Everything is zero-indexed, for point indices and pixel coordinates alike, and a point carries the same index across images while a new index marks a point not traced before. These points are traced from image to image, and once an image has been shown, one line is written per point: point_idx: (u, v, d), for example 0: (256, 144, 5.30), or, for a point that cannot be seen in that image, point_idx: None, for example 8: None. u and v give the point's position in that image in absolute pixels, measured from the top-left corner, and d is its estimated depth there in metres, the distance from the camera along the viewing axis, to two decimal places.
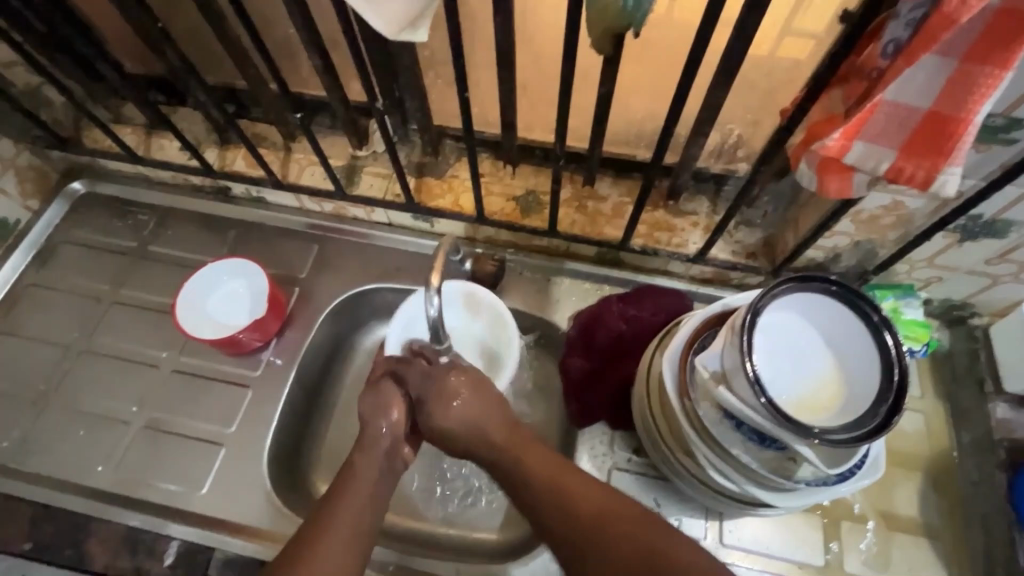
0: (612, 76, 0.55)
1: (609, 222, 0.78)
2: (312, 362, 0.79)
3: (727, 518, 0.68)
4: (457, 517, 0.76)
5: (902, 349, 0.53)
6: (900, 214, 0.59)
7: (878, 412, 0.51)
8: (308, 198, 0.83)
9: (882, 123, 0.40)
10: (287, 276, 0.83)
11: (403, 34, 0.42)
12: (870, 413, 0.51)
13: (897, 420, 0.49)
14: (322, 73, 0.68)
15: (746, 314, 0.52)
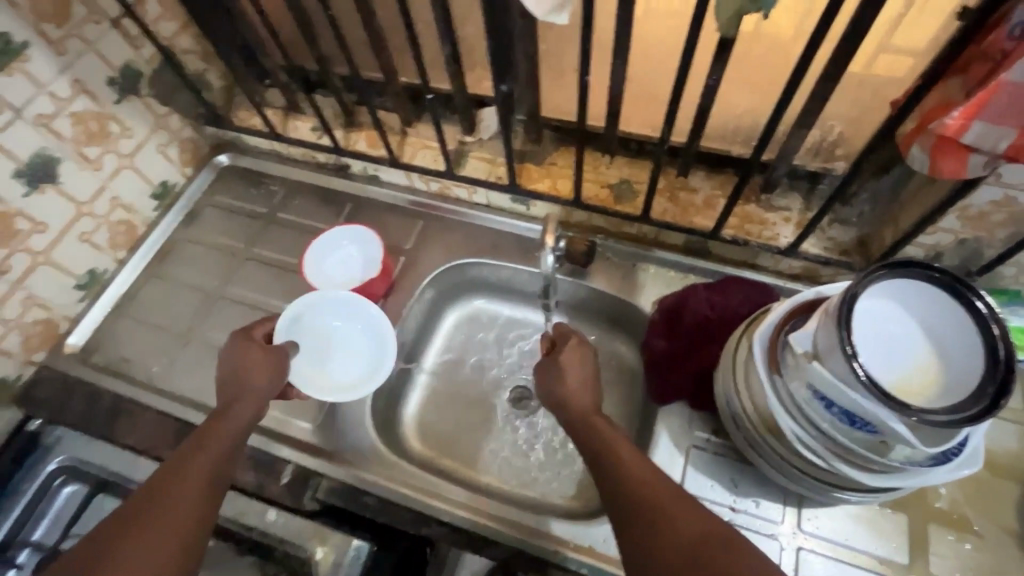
0: (724, 65, 0.60)
1: (699, 213, 0.81)
2: (411, 323, 0.88)
3: (807, 506, 0.68)
4: (536, 479, 0.81)
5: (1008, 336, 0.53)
6: (1012, 211, 0.59)
7: (983, 397, 0.51)
8: (418, 176, 0.92)
9: (1004, 103, 0.42)
10: (394, 246, 0.92)
11: (549, 16, 0.49)
12: (973, 398, 0.51)
13: (1001, 405, 0.50)
14: (449, 62, 0.76)
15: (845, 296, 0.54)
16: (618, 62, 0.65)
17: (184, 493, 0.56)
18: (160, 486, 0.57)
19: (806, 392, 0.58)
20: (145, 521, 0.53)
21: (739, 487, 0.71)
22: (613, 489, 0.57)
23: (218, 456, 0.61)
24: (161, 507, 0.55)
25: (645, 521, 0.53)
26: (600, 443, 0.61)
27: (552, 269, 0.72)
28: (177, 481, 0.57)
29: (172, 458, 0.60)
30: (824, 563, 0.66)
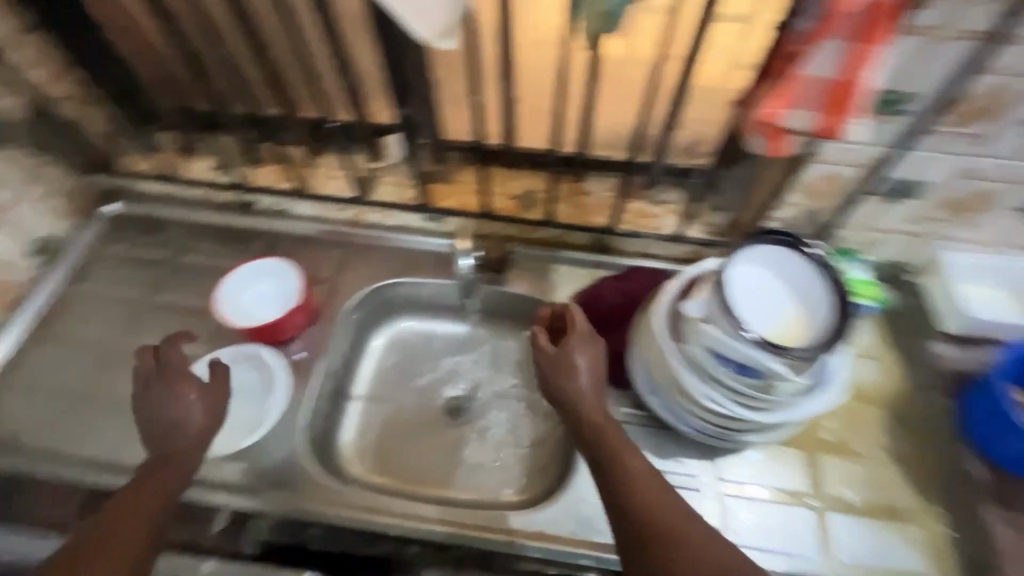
0: (597, 80, 0.69)
1: (597, 212, 0.90)
2: (336, 351, 0.87)
3: (721, 456, 0.77)
4: (481, 482, 0.83)
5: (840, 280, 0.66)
6: (835, 182, 0.73)
7: (833, 329, 0.63)
8: (330, 205, 0.95)
9: (805, 91, 0.53)
10: (312, 276, 0.92)
11: (438, 41, 0.54)
12: (827, 331, 0.63)
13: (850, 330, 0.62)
14: None
15: None
16: None
17: (130, 521, 0.59)
18: (112, 520, 0.59)
19: (704, 353, 0.66)
20: (103, 546, 0.56)
21: (663, 450, 0.77)
22: (624, 508, 0.58)
23: (164, 483, 0.62)
24: (116, 533, 0.58)
25: (661, 556, 0.54)
26: (616, 471, 0.60)
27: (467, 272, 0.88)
28: (124, 516, 0.59)
29: (122, 489, 0.62)
30: (743, 503, 0.74)
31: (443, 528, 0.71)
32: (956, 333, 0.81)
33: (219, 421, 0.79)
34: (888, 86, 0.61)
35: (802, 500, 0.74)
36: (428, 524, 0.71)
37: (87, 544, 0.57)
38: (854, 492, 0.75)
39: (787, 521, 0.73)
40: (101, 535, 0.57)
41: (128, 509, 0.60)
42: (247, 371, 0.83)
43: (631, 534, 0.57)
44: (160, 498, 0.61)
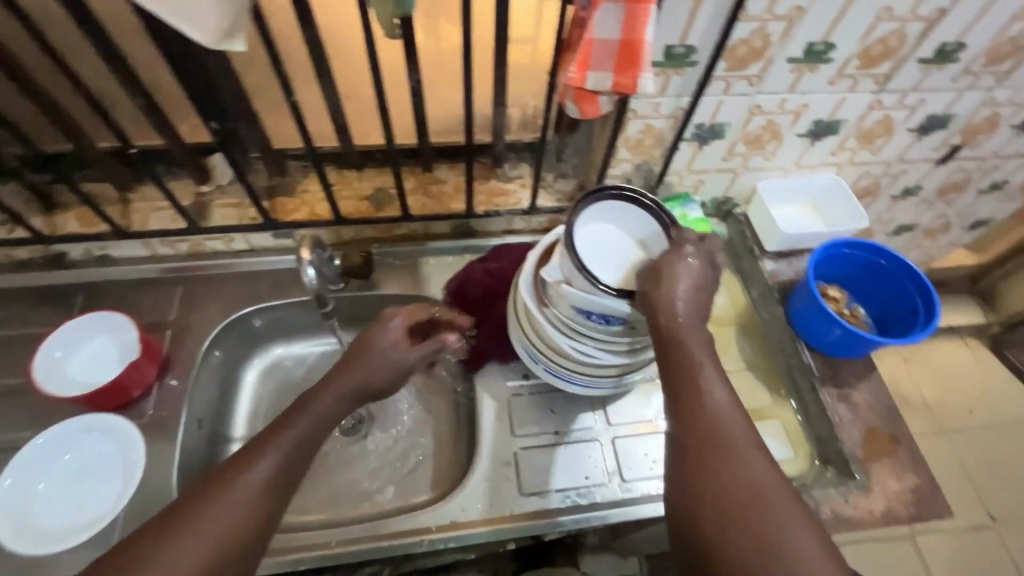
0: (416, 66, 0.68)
1: (453, 198, 0.90)
2: (200, 395, 0.80)
3: (608, 403, 0.82)
4: (389, 490, 0.81)
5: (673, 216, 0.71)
6: (654, 134, 0.80)
7: None
8: (159, 241, 0.84)
9: (599, 55, 0.56)
10: (155, 321, 0.83)
11: (222, 42, 0.50)
12: None
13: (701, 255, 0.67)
14: (150, 113, 0.71)
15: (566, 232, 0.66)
16: (323, 80, 0.70)
17: (237, 490, 0.51)
18: (211, 485, 0.51)
19: (569, 311, 0.70)
20: (200, 513, 0.49)
21: (557, 412, 0.81)
22: (669, 372, 0.59)
23: (311, 438, 0.57)
24: (207, 501, 0.50)
25: (696, 406, 0.56)
26: (680, 350, 0.59)
27: (315, 282, 0.71)
28: (236, 476, 0.52)
29: (258, 441, 0.55)
30: (634, 441, 0.79)
31: (350, 548, 0.69)
32: (778, 250, 0.93)
33: (73, 502, 0.69)
34: (674, 41, 0.67)
35: None
36: (335, 548, 0.68)
37: (204, 489, 0.51)
38: None
39: None
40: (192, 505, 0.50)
41: (252, 473, 0.52)
42: (96, 441, 0.72)
43: (672, 388, 0.59)
44: (266, 476, 0.53)
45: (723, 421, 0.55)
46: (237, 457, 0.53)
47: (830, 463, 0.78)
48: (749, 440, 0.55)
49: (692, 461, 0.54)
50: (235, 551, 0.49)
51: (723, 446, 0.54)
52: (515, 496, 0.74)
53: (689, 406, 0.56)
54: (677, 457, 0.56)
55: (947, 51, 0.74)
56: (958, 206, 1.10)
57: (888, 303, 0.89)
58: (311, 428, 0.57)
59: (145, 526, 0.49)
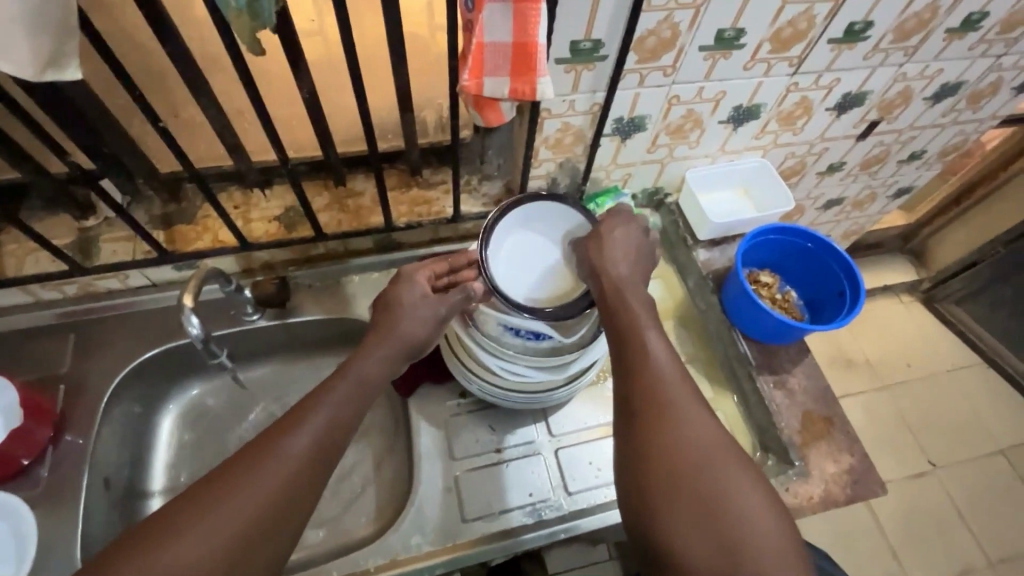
0: (304, 79, 0.62)
1: (372, 211, 0.85)
2: (107, 453, 0.73)
3: (550, 413, 0.79)
4: (329, 527, 0.78)
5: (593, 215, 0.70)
6: (573, 131, 0.76)
7: None
8: (41, 286, 0.75)
9: (492, 60, 0.52)
10: (48, 376, 0.75)
11: (48, 73, 0.42)
12: None
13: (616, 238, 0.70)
14: (1, 149, 0.63)
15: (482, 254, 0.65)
16: (201, 98, 0.63)
17: (280, 461, 0.48)
18: (246, 458, 0.49)
19: (493, 332, 0.67)
20: (236, 485, 0.47)
21: (497, 429, 0.78)
22: (621, 344, 0.57)
23: (342, 410, 0.54)
24: (241, 475, 0.47)
25: (645, 368, 0.54)
26: (629, 317, 0.58)
27: (202, 332, 0.65)
28: (270, 450, 0.49)
29: (282, 422, 0.52)
30: (578, 450, 0.77)
31: None
32: (711, 238, 0.92)
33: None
34: (578, 36, 0.63)
35: None
36: None
37: (239, 458, 0.49)
38: None
39: None
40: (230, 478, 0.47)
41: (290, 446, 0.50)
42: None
43: (620, 364, 0.56)
44: (304, 448, 0.50)
45: (668, 391, 0.53)
46: (286, 426, 0.51)
47: (770, 452, 0.79)
48: (694, 411, 0.52)
49: (645, 422, 0.52)
50: (267, 528, 0.46)
51: (667, 410, 0.52)
52: (457, 523, 0.71)
53: (636, 381, 0.54)
54: (627, 432, 0.53)
55: (856, 31, 0.73)
56: (882, 176, 1.12)
57: (816, 285, 0.91)
58: (339, 403, 0.54)
59: (167, 506, 0.46)
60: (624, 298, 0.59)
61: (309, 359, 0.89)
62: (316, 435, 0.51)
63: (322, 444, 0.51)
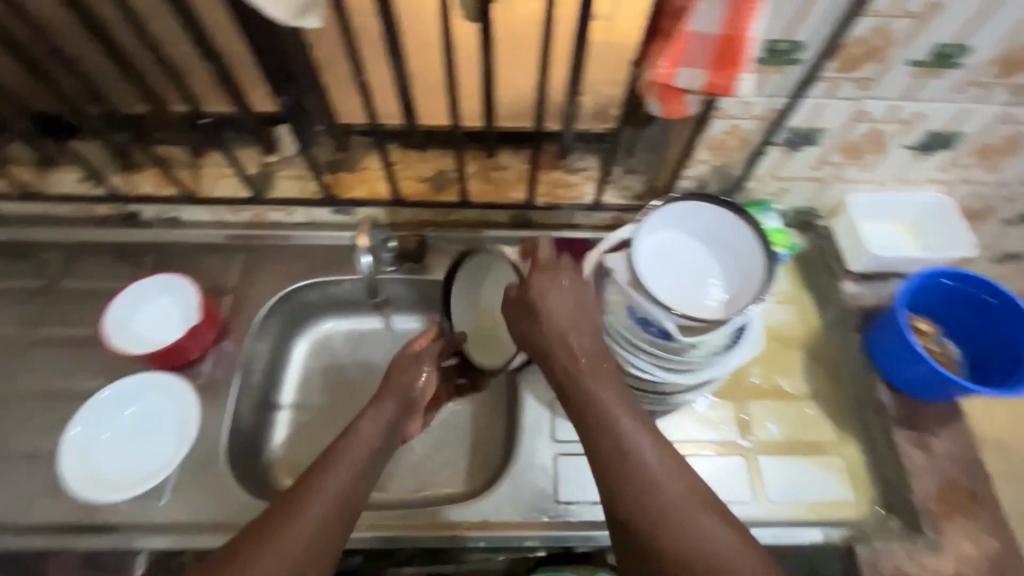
0: (489, 47, 0.64)
1: (515, 186, 0.87)
2: (253, 363, 0.81)
3: (658, 418, 0.77)
4: (423, 477, 0.81)
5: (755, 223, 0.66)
6: (739, 135, 0.73)
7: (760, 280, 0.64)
8: (225, 208, 0.86)
9: (694, 50, 0.51)
10: (216, 286, 0.85)
11: (298, 17, 0.48)
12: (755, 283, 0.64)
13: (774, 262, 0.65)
14: (223, 81, 0.72)
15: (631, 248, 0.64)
16: (394, 56, 0.67)
17: (319, 508, 0.55)
18: (286, 511, 0.55)
19: (623, 318, 0.67)
20: (274, 538, 0.53)
21: None
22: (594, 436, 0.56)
23: (358, 463, 0.60)
24: (286, 527, 0.53)
25: (657, 501, 0.53)
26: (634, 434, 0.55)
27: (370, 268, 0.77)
28: (305, 506, 0.55)
29: (306, 479, 0.58)
30: None
31: (381, 535, 0.68)
32: (865, 271, 0.85)
33: (131, 455, 0.71)
34: (778, 35, 0.60)
35: (734, 449, 0.76)
36: (367, 532, 0.68)
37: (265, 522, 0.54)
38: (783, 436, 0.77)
39: (723, 474, 0.74)
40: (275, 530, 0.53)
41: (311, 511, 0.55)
42: (152, 399, 0.74)
43: (604, 464, 0.55)
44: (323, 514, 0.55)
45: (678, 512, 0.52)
46: (312, 482, 0.58)
47: (893, 511, 0.72)
48: (719, 531, 0.51)
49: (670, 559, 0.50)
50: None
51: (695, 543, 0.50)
52: (550, 502, 0.72)
53: (628, 477, 0.53)
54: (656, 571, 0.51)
55: None
56: None
57: (986, 349, 0.80)
58: (357, 457, 0.61)
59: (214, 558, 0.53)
60: (580, 374, 0.58)
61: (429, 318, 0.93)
62: (344, 483, 0.58)
63: (353, 490, 0.58)
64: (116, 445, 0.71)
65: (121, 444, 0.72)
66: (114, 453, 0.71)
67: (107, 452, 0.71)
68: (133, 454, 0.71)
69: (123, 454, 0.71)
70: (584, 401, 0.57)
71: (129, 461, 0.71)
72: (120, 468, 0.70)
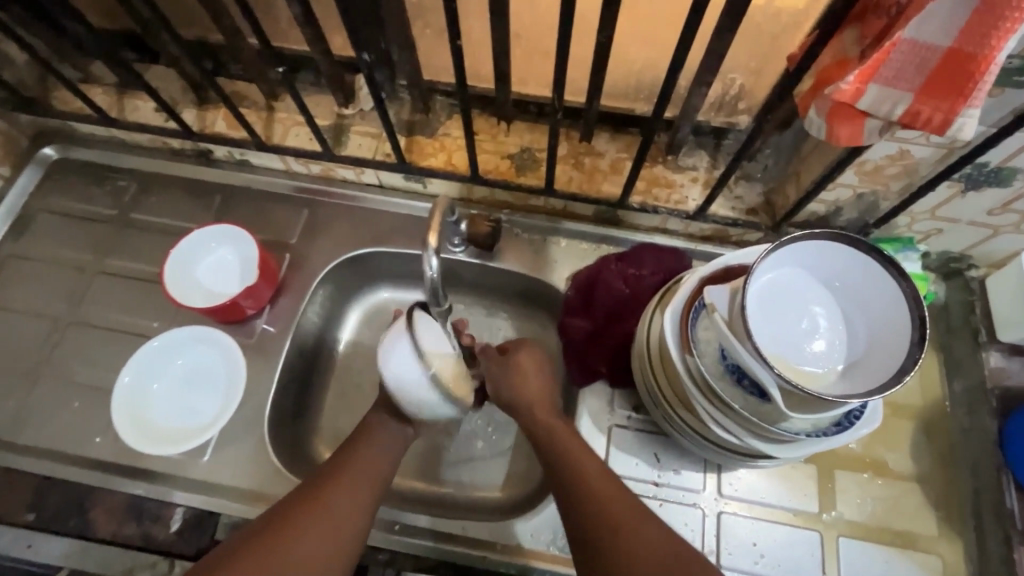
0: (613, 20, 0.52)
1: (607, 179, 0.76)
2: (305, 328, 0.78)
3: (727, 470, 0.69)
4: (459, 476, 0.76)
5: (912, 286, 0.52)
6: (905, 163, 0.58)
7: (907, 356, 0.51)
8: (295, 159, 0.80)
9: (899, 64, 0.38)
10: (277, 241, 0.81)
11: None
12: (897, 359, 0.51)
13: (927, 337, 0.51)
14: (303, 24, 0.64)
15: (744, 284, 0.53)
16: (497, 20, 0.57)
17: (350, 488, 0.57)
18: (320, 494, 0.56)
19: (715, 364, 0.56)
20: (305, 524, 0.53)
21: (661, 460, 0.70)
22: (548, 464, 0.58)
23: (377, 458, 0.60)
24: (323, 503, 0.55)
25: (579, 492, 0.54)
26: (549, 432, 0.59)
27: (439, 276, 0.58)
28: (335, 487, 0.56)
29: (335, 468, 0.59)
30: (744, 523, 0.67)
31: (412, 540, 0.65)
32: (1016, 343, 0.69)
33: (181, 407, 0.71)
34: (1011, 50, 0.44)
35: (810, 522, 0.67)
36: (399, 533, 0.66)
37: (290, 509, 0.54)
38: (869, 520, 0.67)
39: (792, 548, 0.66)
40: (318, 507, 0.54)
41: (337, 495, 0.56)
42: (203, 353, 0.73)
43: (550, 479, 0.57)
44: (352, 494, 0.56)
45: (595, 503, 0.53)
46: (341, 467, 0.59)
47: None
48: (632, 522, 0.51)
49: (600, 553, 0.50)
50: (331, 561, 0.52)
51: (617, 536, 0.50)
52: None
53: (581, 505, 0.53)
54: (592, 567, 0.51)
55: None
56: None
57: None
58: (376, 451, 0.61)
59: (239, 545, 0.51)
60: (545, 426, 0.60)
61: (487, 305, 0.86)
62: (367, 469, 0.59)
63: (375, 477, 0.59)
64: (161, 399, 0.71)
65: (166, 399, 0.71)
66: (158, 406, 0.71)
67: (153, 404, 0.71)
68: (177, 411, 0.71)
69: (168, 409, 0.71)
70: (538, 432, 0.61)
71: (172, 416, 0.71)
72: (163, 422, 0.70)
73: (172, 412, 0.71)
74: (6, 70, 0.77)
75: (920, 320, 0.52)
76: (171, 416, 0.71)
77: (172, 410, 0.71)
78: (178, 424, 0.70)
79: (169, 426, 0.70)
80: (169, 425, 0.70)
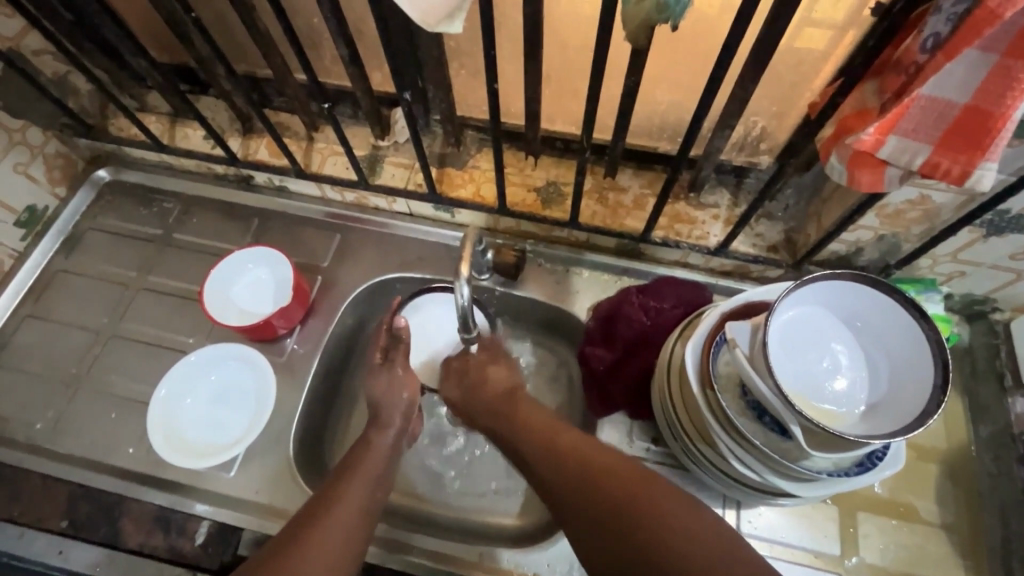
0: (642, 67, 0.55)
1: (630, 213, 0.79)
2: (334, 349, 0.81)
3: (745, 508, 0.68)
4: (474, 502, 0.77)
5: (935, 326, 0.53)
6: (926, 208, 0.59)
7: (932, 398, 0.51)
8: (331, 187, 0.84)
9: (917, 118, 0.41)
10: (309, 264, 0.84)
11: (440, 26, 0.44)
12: (920, 402, 0.52)
13: (950, 379, 0.51)
14: (348, 63, 0.68)
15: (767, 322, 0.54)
16: (531, 65, 0.60)
17: (341, 515, 0.55)
18: (312, 518, 0.54)
19: (736, 400, 0.57)
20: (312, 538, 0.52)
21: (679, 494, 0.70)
22: (542, 464, 0.56)
23: (371, 477, 0.60)
24: (330, 517, 0.54)
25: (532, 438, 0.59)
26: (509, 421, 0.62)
27: (470, 303, 0.62)
28: (330, 510, 0.55)
29: (326, 488, 0.58)
30: None
31: (429, 563, 0.66)
32: None
33: (211, 421, 0.74)
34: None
35: (832, 565, 0.66)
36: (415, 557, 0.67)
37: (300, 531, 0.53)
38: (891, 564, 0.66)
39: None
40: (312, 528, 0.53)
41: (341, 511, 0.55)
42: (233, 368, 0.76)
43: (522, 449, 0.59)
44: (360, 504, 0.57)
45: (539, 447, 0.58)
46: (335, 484, 0.58)
47: None
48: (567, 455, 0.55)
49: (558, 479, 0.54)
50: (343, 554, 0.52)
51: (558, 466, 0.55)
52: None
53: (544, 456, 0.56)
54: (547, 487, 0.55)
55: None
56: None
57: None
58: (371, 468, 0.61)
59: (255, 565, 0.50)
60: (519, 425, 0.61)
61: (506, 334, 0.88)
62: (363, 489, 0.58)
63: (370, 498, 0.58)
64: (189, 412, 0.74)
65: (193, 412, 0.74)
66: (186, 420, 0.74)
67: (181, 417, 0.74)
68: (205, 426, 0.73)
69: (194, 423, 0.73)
70: (526, 434, 0.59)
71: (198, 431, 0.73)
72: (189, 436, 0.73)
73: (199, 426, 0.73)
74: (71, 99, 0.83)
75: (942, 364, 0.52)
76: (197, 431, 0.73)
77: (199, 426, 0.74)
78: (204, 440, 0.73)
79: (193, 441, 0.72)
80: (194, 440, 0.73)
